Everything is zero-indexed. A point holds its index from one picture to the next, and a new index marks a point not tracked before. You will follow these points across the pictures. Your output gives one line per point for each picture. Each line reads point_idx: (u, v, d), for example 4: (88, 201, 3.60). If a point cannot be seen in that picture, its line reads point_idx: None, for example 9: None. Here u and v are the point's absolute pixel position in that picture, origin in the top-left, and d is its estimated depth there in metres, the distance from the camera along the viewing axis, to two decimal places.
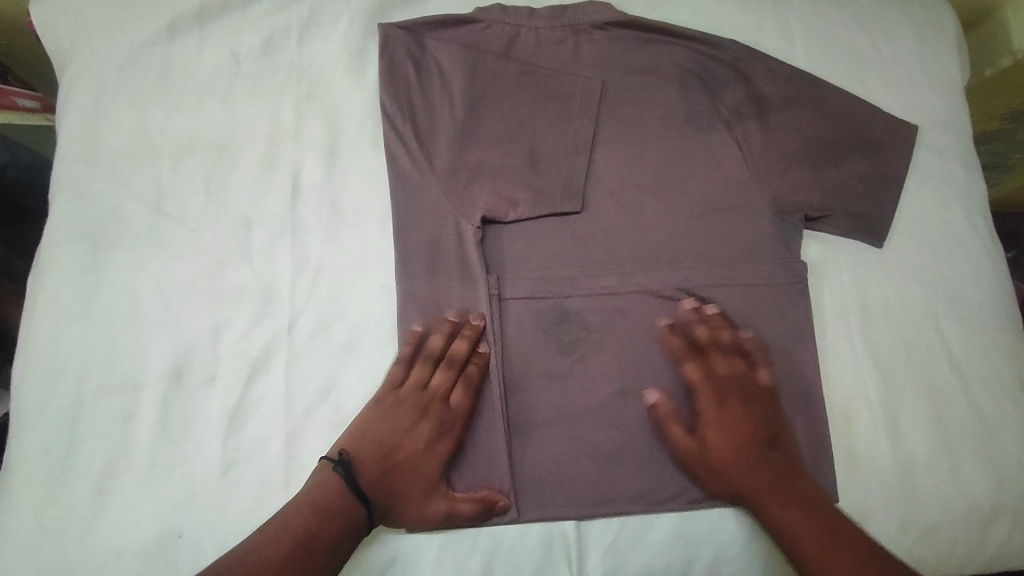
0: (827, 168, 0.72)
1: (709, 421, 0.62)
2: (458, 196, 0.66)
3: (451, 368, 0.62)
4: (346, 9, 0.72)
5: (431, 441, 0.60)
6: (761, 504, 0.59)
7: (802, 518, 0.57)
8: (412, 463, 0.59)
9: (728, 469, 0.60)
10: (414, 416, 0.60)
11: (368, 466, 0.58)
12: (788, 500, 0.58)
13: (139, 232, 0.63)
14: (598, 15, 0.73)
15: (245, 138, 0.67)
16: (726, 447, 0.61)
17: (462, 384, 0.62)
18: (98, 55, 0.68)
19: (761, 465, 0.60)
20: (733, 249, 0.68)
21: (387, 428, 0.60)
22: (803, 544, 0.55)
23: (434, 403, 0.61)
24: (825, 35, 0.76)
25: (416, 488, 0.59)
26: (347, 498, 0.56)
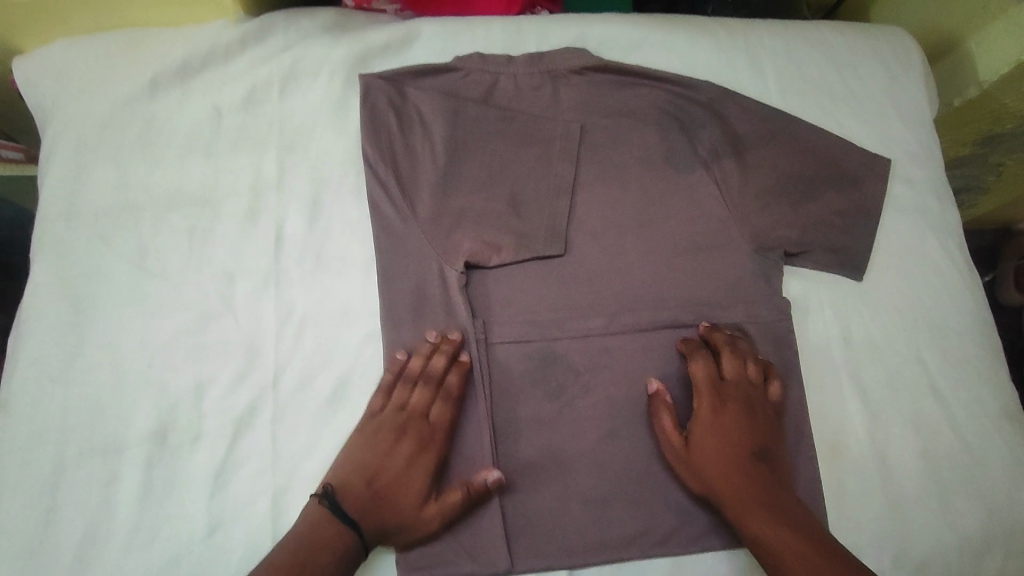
0: (805, 204, 0.73)
1: (702, 423, 0.62)
2: (441, 242, 0.67)
3: (430, 384, 0.62)
4: (326, 60, 0.72)
5: (412, 457, 0.60)
6: (738, 514, 0.59)
7: (776, 531, 0.57)
8: (399, 484, 0.59)
9: (709, 473, 0.60)
10: (393, 435, 0.61)
11: (353, 489, 0.58)
12: (773, 511, 0.58)
13: (123, 290, 0.63)
14: (575, 60, 0.74)
15: (228, 191, 0.67)
16: (729, 455, 0.61)
17: (441, 398, 0.62)
18: (81, 114, 0.68)
19: (751, 478, 0.60)
20: (717, 288, 0.69)
21: (367, 452, 0.60)
22: (784, 556, 0.56)
23: (413, 420, 0.62)
24: (798, 73, 0.78)
25: (406, 509, 0.59)
26: (337, 528, 0.56)
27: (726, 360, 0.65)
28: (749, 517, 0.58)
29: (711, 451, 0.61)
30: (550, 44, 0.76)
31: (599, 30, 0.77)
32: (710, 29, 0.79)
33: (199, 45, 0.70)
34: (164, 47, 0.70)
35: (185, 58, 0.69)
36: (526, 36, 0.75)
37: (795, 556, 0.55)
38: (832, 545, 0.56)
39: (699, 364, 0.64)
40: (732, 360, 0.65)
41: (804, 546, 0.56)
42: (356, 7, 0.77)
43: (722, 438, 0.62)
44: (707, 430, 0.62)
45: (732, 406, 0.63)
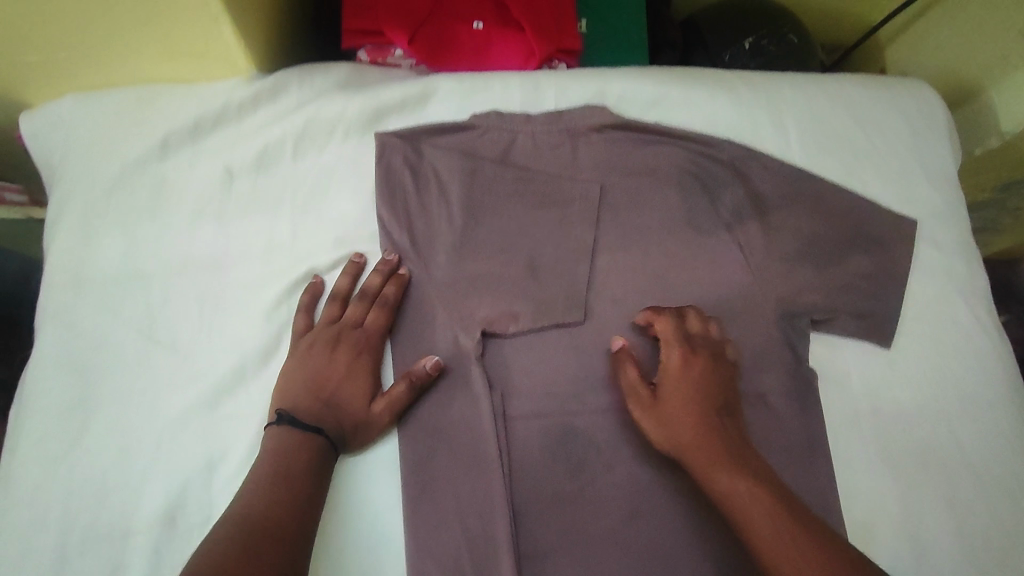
0: (831, 267, 0.71)
1: (671, 374, 0.60)
2: (456, 308, 0.66)
3: (365, 300, 0.64)
4: (340, 117, 0.70)
5: (351, 362, 0.62)
6: (705, 468, 0.55)
7: (741, 487, 0.53)
8: (342, 387, 0.61)
9: (676, 428, 0.57)
10: (327, 346, 0.62)
11: (302, 403, 0.59)
12: (736, 464, 0.55)
13: (131, 362, 0.61)
14: (595, 118, 0.72)
15: (240, 256, 0.66)
16: (699, 413, 0.58)
17: (377, 306, 0.64)
18: (90, 176, 0.66)
19: (718, 434, 0.57)
20: (742, 356, 0.67)
21: (309, 369, 0.61)
22: (750, 510, 0.52)
23: (346, 332, 0.63)
24: (821, 130, 0.76)
25: (354, 397, 0.61)
26: (300, 436, 0.57)
27: (690, 317, 0.64)
28: (719, 475, 0.54)
29: (682, 407, 0.58)
30: (568, 101, 0.74)
31: (620, 85, 0.75)
32: (732, 84, 0.77)
33: (210, 103, 0.67)
34: (176, 105, 0.67)
35: (196, 117, 0.67)
36: (545, 93, 0.74)
37: (761, 509, 0.52)
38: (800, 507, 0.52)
39: (663, 323, 0.63)
40: (695, 323, 0.64)
41: (771, 501, 0.52)
42: (371, 61, 0.75)
43: (690, 393, 0.59)
44: (678, 383, 0.59)
45: (698, 367, 0.60)
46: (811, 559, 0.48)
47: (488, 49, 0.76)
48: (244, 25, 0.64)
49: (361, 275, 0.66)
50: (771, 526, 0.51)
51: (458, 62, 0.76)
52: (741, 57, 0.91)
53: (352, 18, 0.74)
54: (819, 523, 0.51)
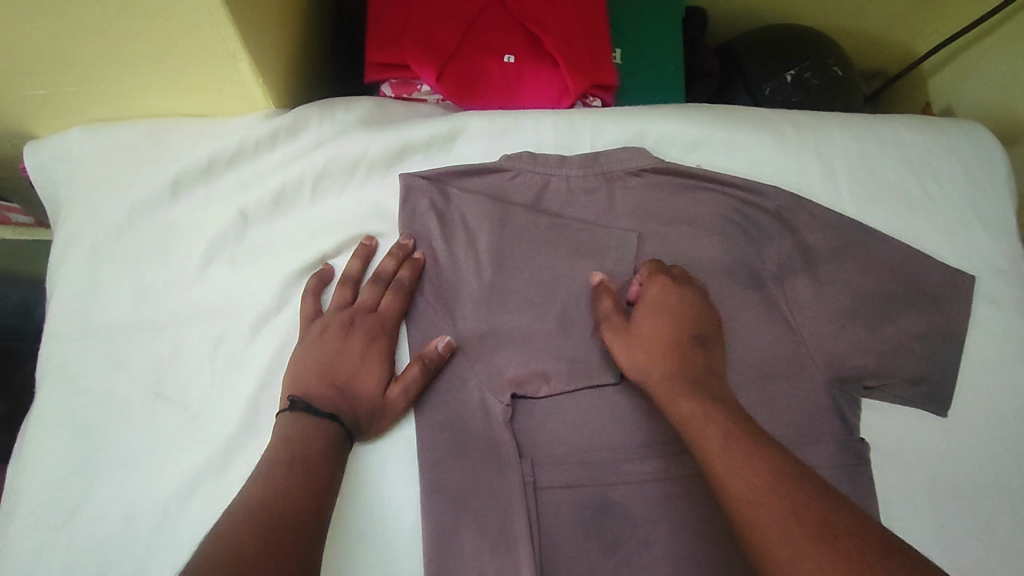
0: (884, 327, 0.66)
1: (646, 305, 0.60)
2: (485, 367, 0.61)
3: (379, 284, 0.61)
4: (364, 156, 0.64)
5: (365, 348, 0.59)
6: (663, 393, 0.54)
7: (699, 408, 0.51)
8: (357, 375, 0.58)
9: (642, 349, 0.57)
10: (342, 330, 0.59)
11: (319, 390, 0.56)
12: (692, 386, 0.53)
13: (136, 421, 0.56)
14: (633, 161, 0.68)
15: (254, 304, 0.60)
16: (666, 341, 0.57)
17: (393, 290, 0.61)
18: (95, 215, 0.62)
19: (681, 358, 0.56)
20: (787, 425, 0.64)
21: (323, 355, 0.58)
22: (705, 430, 0.50)
23: (360, 316, 0.60)
24: (873, 177, 0.71)
25: (370, 385, 0.58)
26: (317, 423, 0.53)
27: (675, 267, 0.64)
28: (673, 396, 0.53)
29: (651, 332, 0.58)
30: (604, 141, 0.70)
31: (660, 125, 0.70)
32: (778, 125, 0.72)
33: (226, 139, 0.62)
34: (191, 142, 0.62)
35: (210, 155, 0.62)
36: (579, 133, 0.69)
37: (714, 433, 0.49)
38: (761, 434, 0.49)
39: (645, 277, 0.62)
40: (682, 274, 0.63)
41: (726, 425, 0.49)
42: (396, 96, 0.72)
43: (660, 322, 0.58)
44: (651, 314, 0.59)
45: (667, 297, 0.60)
46: (753, 473, 0.45)
47: (519, 84, 0.72)
48: (263, 60, 0.59)
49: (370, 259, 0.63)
50: (720, 442, 0.48)
51: (486, 99, 0.72)
52: (782, 90, 0.86)
53: (377, 51, 0.70)
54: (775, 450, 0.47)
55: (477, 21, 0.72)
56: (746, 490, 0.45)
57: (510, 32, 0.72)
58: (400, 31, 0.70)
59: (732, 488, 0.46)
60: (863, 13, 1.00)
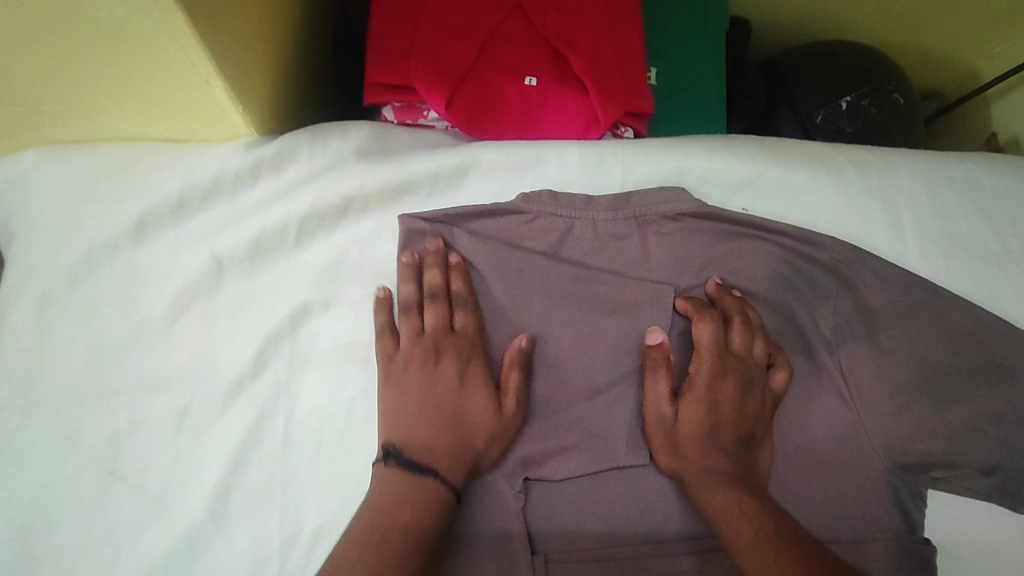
0: (955, 406, 0.57)
1: (694, 391, 0.53)
2: (493, 446, 0.53)
3: (441, 301, 0.54)
4: (356, 190, 0.55)
5: (461, 370, 0.53)
6: (699, 489, 0.50)
7: (736, 505, 0.47)
8: (463, 409, 0.52)
9: (683, 444, 0.52)
10: (428, 362, 0.52)
11: (416, 435, 0.50)
12: (730, 480, 0.49)
13: (86, 505, 0.49)
14: (673, 204, 0.57)
15: (227, 367, 0.52)
16: (710, 436, 0.51)
17: (460, 305, 0.55)
18: (48, 258, 0.53)
19: (724, 456, 0.51)
20: (838, 519, 0.55)
21: (405, 395, 0.51)
22: (737, 531, 0.46)
23: (440, 338, 0.53)
24: (942, 229, 0.62)
25: (470, 425, 0.51)
26: (416, 481, 0.47)
27: (728, 299, 0.57)
28: (710, 495, 0.49)
29: (695, 420, 0.52)
30: (638, 179, 0.60)
31: (703, 162, 0.61)
32: (836, 165, 0.63)
33: (200, 173, 0.54)
34: (158, 174, 0.54)
35: (181, 192, 0.54)
36: (610, 168, 0.60)
37: (757, 543, 0.45)
38: (804, 538, 0.45)
39: (703, 329, 0.54)
40: (741, 316, 0.56)
41: (763, 526, 0.45)
42: (399, 122, 0.63)
43: (710, 417, 0.52)
44: (699, 402, 0.52)
45: (721, 378, 0.53)
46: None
47: (541, 110, 0.63)
48: (242, 84, 0.50)
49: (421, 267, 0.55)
50: (751, 546, 0.45)
51: (504, 128, 0.63)
52: (837, 117, 0.77)
53: (379, 70, 0.61)
54: (822, 557, 0.44)
55: (493, 38, 0.63)
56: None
57: (532, 50, 0.63)
58: (406, 48, 0.61)
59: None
60: (924, 27, 0.90)
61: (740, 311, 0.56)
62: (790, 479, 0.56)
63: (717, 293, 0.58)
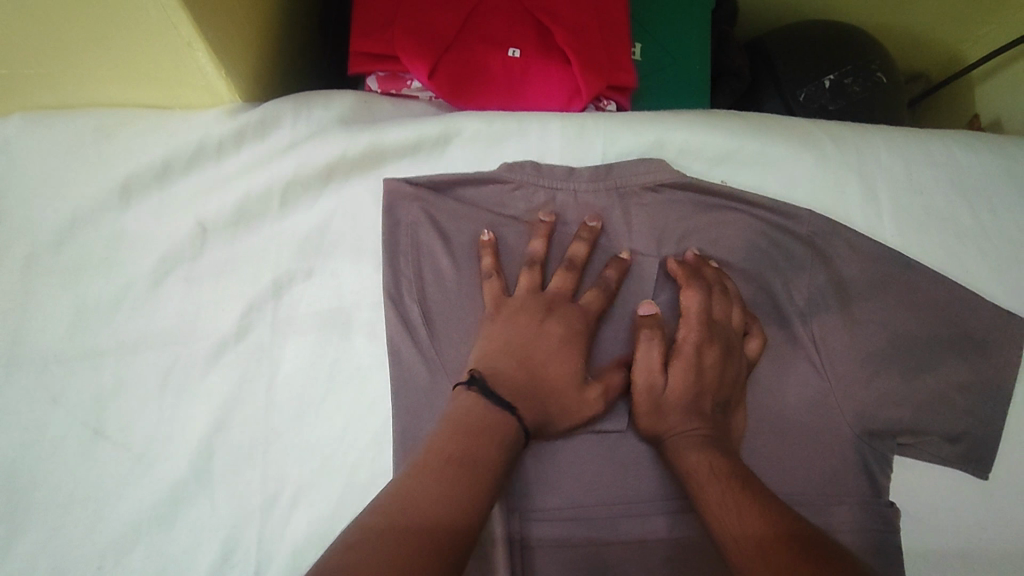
0: (922, 373, 0.58)
1: (684, 358, 0.54)
2: None
3: (574, 270, 0.55)
4: (340, 159, 0.56)
5: (562, 336, 0.52)
6: (676, 448, 0.51)
7: (706, 461, 0.49)
8: (553, 370, 0.50)
9: (665, 408, 0.53)
10: (537, 316, 0.52)
11: (505, 373, 0.49)
12: (701, 439, 0.51)
13: (70, 461, 0.50)
14: (650, 174, 0.59)
15: (211, 328, 0.53)
16: (694, 399, 0.53)
17: (598, 287, 0.55)
18: (32, 222, 0.54)
19: (702, 417, 0.52)
20: (806, 482, 0.57)
21: (507, 342, 0.51)
22: (707, 486, 0.48)
23: (559, 302, 0.54)
24: (917, 203, 0.64)
25: (555, 390, 0.50)
26: (492, 413, 0.45)
27: (710, 270, 0.58)
28: (687, 455, 0.50)
29: (681, 385, 0.53)
30: (619, 150, 0.61)
31: (682, 135, 0.62)
32: (814, 139, 0.64)
33: (184, 138, 0.54)
34: (141, 139, 0.54)
35: (165, 156, 0.54)
36: (591, 140, 0.61)
37: (726, 496, 0.46)
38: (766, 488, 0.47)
39: (692, 298, 0.55)
40: (720, 287, 0.57)
41: (731, 479, 0.47)
42: (383, 92, 0.64)
43: (695, 382, 0.53)
44: (686, 368, 0.54)
45: (707, 346, 0.54)
46: (753, 525, 0.44)
47: (524, 82, 0.64)
48: (225, 51, 0.51)
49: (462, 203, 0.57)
50: (721, 500, 0.47)
51: (487, 99, 0.64)
52: (819, 96, 0.78)
53: (363, 40, 0.62)
54: (784, 505, 0.45)
55: (478, 9, 0.64)
56: (739, 541, 0.44)
57: (516, 22, 0.64)
58: (390, 19, 0.62)
59: (730, 542, 0.44)
60: (909, 9, 0.91)
61: (721, 281, 0.58)
62: (762, 443, 0.58)
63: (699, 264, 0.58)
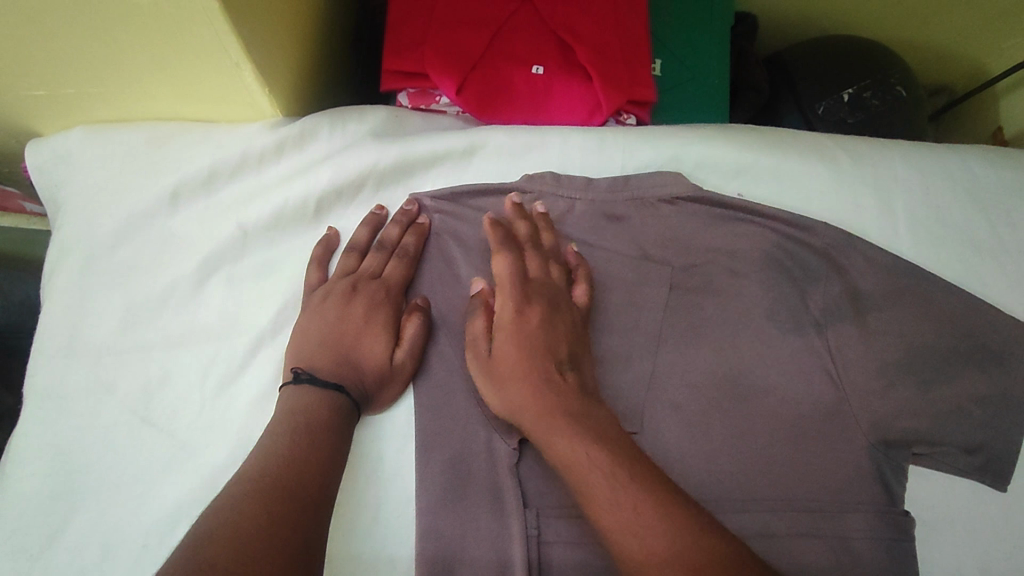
0: (939, 385, 0.58)
1: (506, 323, 0.53)
2: (493, 406, 0.55)
3: (384, 251, 0.58)
4: (370, 172, 0.60)
5: (368, 314, 0.56)
6: (544, 435, 0.48)
7: (579, 449, 0.46)
8: (360, 344, 0.54)
9: (519, 363, 0.51)
10: (343, 297, 0.56)
11: (320, 361, 0.53)
12: (577, 424, 0.47)
13: (119, 447, 0.53)
14: (666, 187, 0.61)
15: (249, 325, 0.57)
16: (531, 366, 0.51)
17: (397, 257, 0.58)
18: (92, 225, 0.59)
19: (563, 393, 0.49)
20: (822, 489, 0.58)
21: (326, 324, 0.54)
22: (589, 475, 0.45)
23: (364, 282, 0.57)
24: (934, 215, 0.64)
25: (370, 369, 0.54)
26: (320, 394, 0.50)
27: (546, 234, 0.59)
28: (556, 439, 0.47)
29: (518, 353, 0.51)
30: (637, 163, 0.64)
31: (699, 149, 0.64)
32: (830, 153, 0.65)
33: (228, 149, 0.58)
34: (191, 149, 0.59)
35: (211, 166, 0.58)
36: (610, 152, 0.63)
37: (606, 481, 0.44)
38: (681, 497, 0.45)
39: (531, 262, 0.56)
40: (547, 247, 0.58)
41: (611, 466, 0.45)
42: (413, 107, 0.67)
43: (526, 341, 0.52)
44: (511, 335, 0.52)
45: (574, 312, 0.56)
46: (681, 547, 0.41)
47: (547, 98, 0.67)
48: (270, 70, 0.55)
49: (380, 228, 0.60)
50: (612, 494, 0.44)
51: (511, 113, 0.67)
52: (839, 109, 0.79)
53: (395, 59, 0.65)
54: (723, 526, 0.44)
55: (503, 28, 0.67)
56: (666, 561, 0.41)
57: (539, 41, 0.67)
58: (421, 37, 0.65)
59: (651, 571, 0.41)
60: (932, 24, 0.92)
61: (554, 245, 0.58)
62: (776, 450, 0.59)
63: (538, 222, 0.59)
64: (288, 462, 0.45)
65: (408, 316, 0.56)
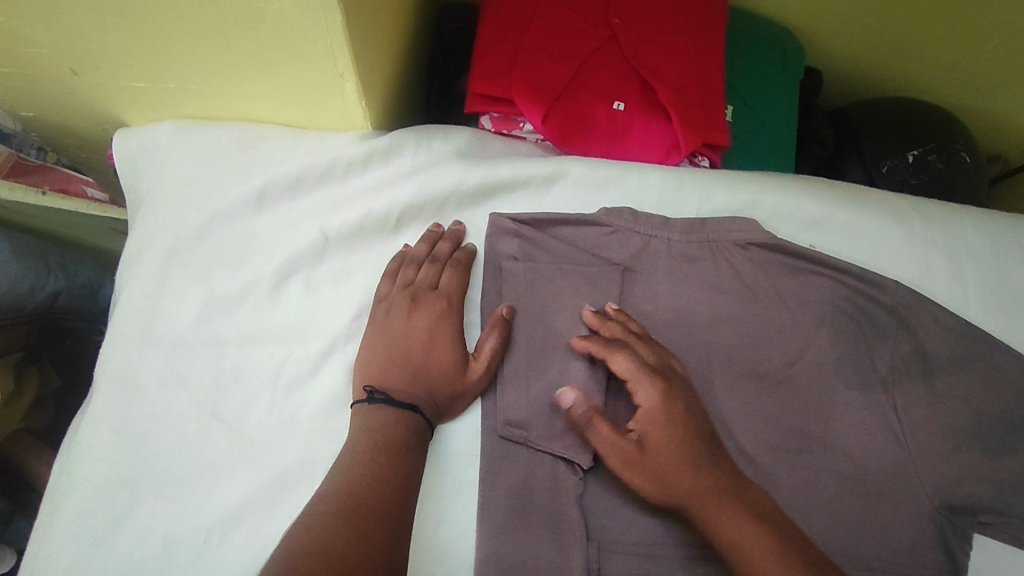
0: (1003, 455, 0.57)
1: (651, 418, 0.51)
2: (560, 435, 0.55)
3: (437, 263, 0.59)
4: (452, 192, 0.61)
5: (431, 327, 0.55)
6: (712, 518, 0.48)
7: (772, 538, 0.46)
8: (427, 358, 0.54)
9: (671, 461, 0.49)
10: (405, 309, 0.56)
11: (394, 380, 0.53)
12: (752, 513, 0.47)
13: (186, 440, 0.53)
14: (742, 232, 0.61)
15: (323, 329, 0.57)
16: (691, 460, 0.49)
17: (450, 268, 0.59)
18: (178, 217, 0.60)
19: (726, 477, 0.49)
20: (885, 549, 0.56)
21: (394, 341, 0.55)
22: (760, 562, 0.45)
23: (423, 294, 0.57)
24: (1000, 284, 0.65)
25: (441, 387, 0.54)
26: (397, 413, 0.51)
27: (634, 324, 0.57)
28: (727, 525, 0.47)
29: (677, 449, 0.49)
30: (712, 207, 0.64)
31: (775, 198, 0.64)
32: (902, 212, 0.66)
33: (319, 157, 0.59)
34: (281, 152, 0.60)
35: (300, 170, 0.59)
36: (688, 193, 0.64)
37: (784, 564, 0.45)
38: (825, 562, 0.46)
39: (645, 351, 0.54)
40: (640, 334, 0.56)
41: (789, 546, 0.45)
42: (496, 131, 0.69)
43: (670, 428, 0.50)
44: (657, 425, 0.50)
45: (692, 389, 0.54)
46: None
47: (625, 133, 0.68)
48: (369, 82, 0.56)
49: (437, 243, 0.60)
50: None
51: (591, 145, 0.68)
52: (902, 169, 0.81)
53: (482, 83, 0.67)
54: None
55: (588, 62, 0.68)
56: None
57: (622, 77, 0.68)
58: (508, 65, 0.67)
59: None
60: (993, 94, 0.93)
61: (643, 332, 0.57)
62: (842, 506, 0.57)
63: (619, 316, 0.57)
64: (371, 479, 0.45)
65: (489, 330, 0.56)
